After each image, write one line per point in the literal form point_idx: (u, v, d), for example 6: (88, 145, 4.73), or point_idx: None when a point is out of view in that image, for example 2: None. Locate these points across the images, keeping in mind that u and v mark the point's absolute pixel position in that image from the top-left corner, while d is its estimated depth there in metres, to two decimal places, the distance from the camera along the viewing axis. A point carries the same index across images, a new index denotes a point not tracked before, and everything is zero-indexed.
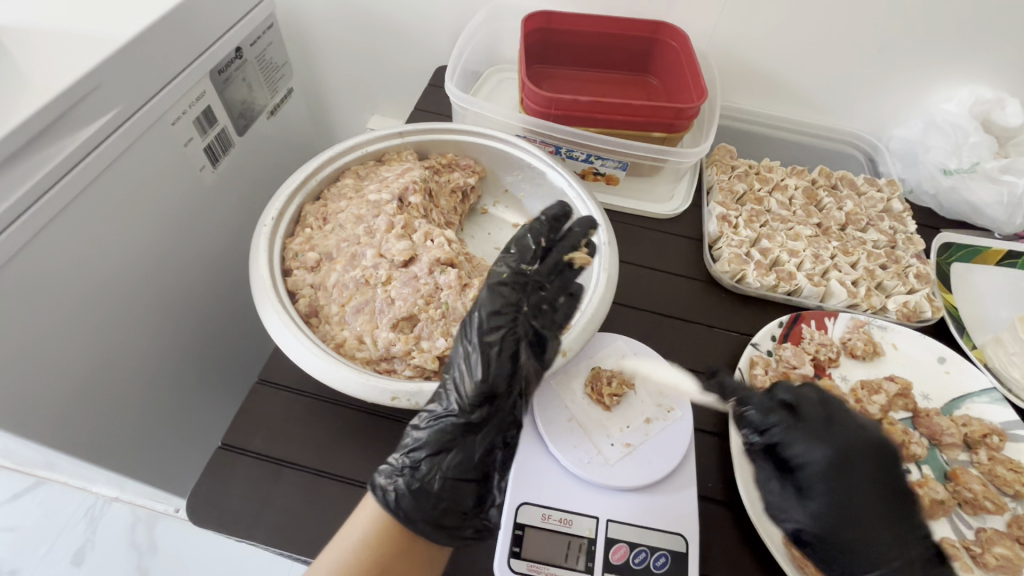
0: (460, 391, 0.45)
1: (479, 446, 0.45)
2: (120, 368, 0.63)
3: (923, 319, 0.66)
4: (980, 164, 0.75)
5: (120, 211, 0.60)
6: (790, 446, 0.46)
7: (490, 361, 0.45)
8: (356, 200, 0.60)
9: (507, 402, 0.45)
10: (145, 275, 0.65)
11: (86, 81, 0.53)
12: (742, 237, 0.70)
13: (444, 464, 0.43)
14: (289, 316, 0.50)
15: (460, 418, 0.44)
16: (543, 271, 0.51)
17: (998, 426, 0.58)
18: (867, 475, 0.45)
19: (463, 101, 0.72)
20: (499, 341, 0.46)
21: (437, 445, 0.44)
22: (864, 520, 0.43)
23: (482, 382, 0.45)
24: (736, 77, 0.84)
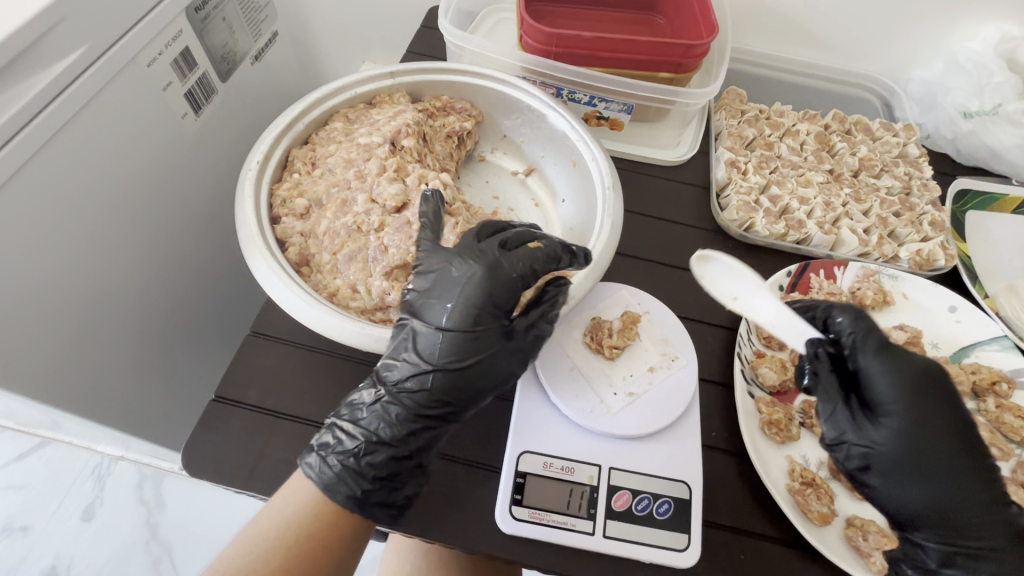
0: (393, 365, 0.43)
1: (402, 425, 0.42)
2: (102, 325, 0.60)
3: (936, 268, 0.64)
4: (1003, 106, 0.71)
5: (98, 156, 0.57)
6: (868, 367, 0.43)
7: (424, 343, 0.43)
8: (346, 143, 0.57)
9: (439, 387, 0.42)
10: (124, 227, 0.62)
11: (49, 11, 0.48)
12: (751, 184, 0.67)
13: (353, 443, 0.42)
14: (279, 265, 0.48)
15: (386, 393, 0.43)
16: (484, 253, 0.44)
17: (1007, 374, 0.57)
18: (941, 402, 0.42)
19: (458, 39, 0.68)
20: (452, 322, 0.42)
21: (367, 416, 0.42)
22: (937, 447, 0.42)
23: (416, 353, 0.43)
24: (748, 14, 0.79)
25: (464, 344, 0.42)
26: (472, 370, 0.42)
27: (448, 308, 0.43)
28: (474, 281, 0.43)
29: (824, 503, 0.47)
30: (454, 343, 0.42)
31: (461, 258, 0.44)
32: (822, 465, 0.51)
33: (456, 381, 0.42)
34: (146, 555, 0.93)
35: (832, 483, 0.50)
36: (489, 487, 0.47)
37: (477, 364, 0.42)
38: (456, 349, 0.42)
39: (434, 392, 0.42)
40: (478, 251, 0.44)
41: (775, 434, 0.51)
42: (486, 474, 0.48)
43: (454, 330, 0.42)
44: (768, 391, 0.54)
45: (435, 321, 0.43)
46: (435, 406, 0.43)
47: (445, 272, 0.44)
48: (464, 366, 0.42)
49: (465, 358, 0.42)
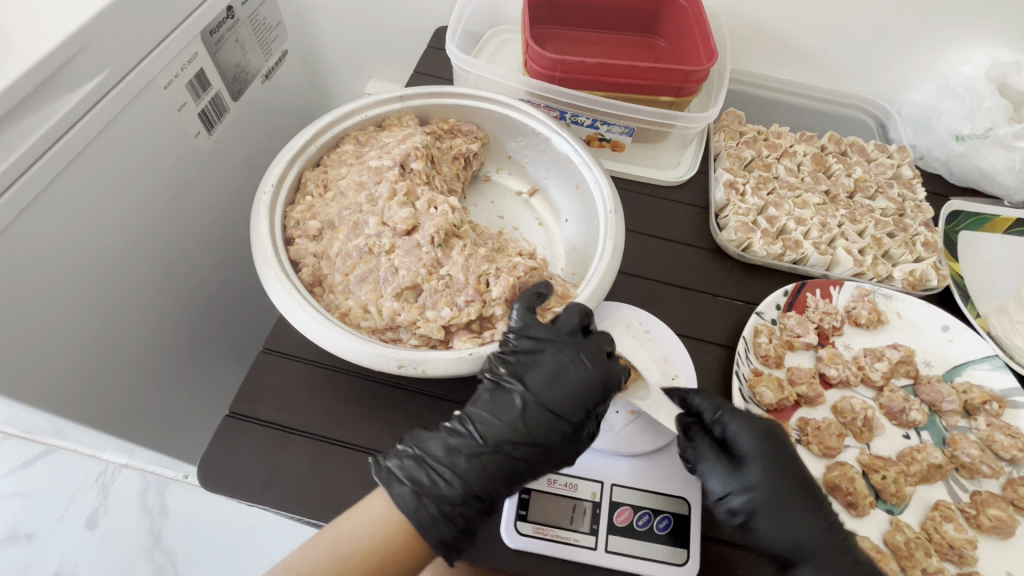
0: (487, 420, 0.45)
1: (486, 484, 0.43)
2: (113, 339, 0.62)
3: (928, 288, 0.66)
4: (994, 129, 0.73)
5: (116, 176, 0.59)
6: (721, 430, 0.47)
7: (530, 413, 0.45)
8: (356, 166, 0.59)
9: (530, 457, 0.44)
10: (137, 244, 0.63)
11: (74, 40, 0.51)
12: (749, 205, 0.69)
13: (429, 475, 0.42)
14: (293, 286, 0.49)
15: (480, 447, 0.44)
16: (589, 343, 0.48)
17: (997, 393, 0.58)
18: (792, 453, 0.47)
19: (465, 63, 0.70)
20: (552, 398, 0.45)
21: (446, 459, 0.43)
22: (785, 505, 0.45)
23: (514, 422, 0.44)
24: (747, 38, 0.81)
25: (549, 422, 0.45)
26: (554, 447, 0.45)
27: (548, 387, 0.46)
28: (578, 368, 0.46)
29: None
30: (546, 418, 0.45)
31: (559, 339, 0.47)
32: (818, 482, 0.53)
33: (541, 450, 0.44)
34: (149, 563, 0.94)
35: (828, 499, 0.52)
36: None
37: (557, 441, 0.45)
38: (555, 426, 0.45)
39: (524, 462, 0.44)
40: (579, 340, 0.48)
41: None
42: None
43: (548, 408, 0.45)
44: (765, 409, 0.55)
45: (531, 393, 0.45)
46: (513, 466, 0.44)
47: (557, 350, 0.47)
48: (549, 441, 0.44)
49: (550, 435, 0.44)
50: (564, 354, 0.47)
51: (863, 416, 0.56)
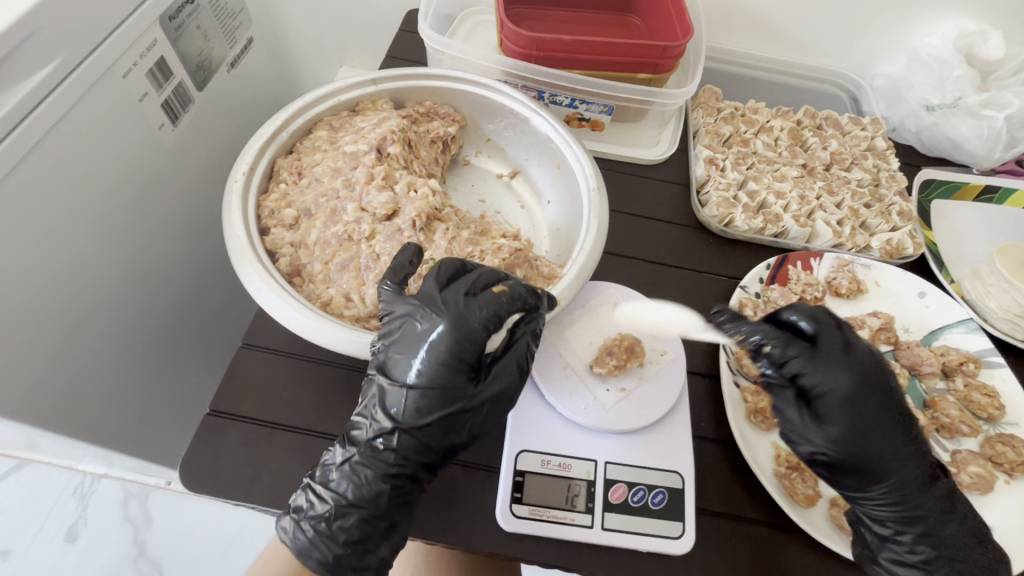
0: (364, 423, 0.44)
1: (385, 491, 0.43)
2: (80, 344, 0.59)
3: (905, 256, 0.67)
4: (962, 99, 0.75)
5: (75, 168, 0.56)
6: (809, 376, 0.44)
7: (409, 407, 0.43)
8: (331, 151, 0.57)
9: (428, 444, 0.43)
10: (100, 243, 0.60)
11: (24, 25, 0.48)
12: (730, 180, 0.69)
13: (330, 503, 0.43)
14: (272, 276, 0.48)
15: (365, 456, 0.43)
16: (462, 306, 0.43)
17: (974, 354, 0.60)
18: (877, 404, 0.44)
19: (439, 43, 0.69)
20: (418, 383, 0.43)
21: (343, 485, 0.43)
22: (877, 436, 0.44)
23: (396, 417, 0.43)
24: (722, 16, 0.81)
25: (430, 403, 0.43)
26: (441, 430, 0.43)
27: (420, 365, 0.43)
28: (440, 338, 0.42)
29: (810, 485, 0.50)
30: (422, 403, 0.43)
31: (425, 312, 0.43)
32: None
33: (427, 440, 0.43)
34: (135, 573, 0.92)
35: None
36: (489, 487, 0.48)
37: (446, 420, 0.43)
38: (444, 413, 0.43)
39: (420, 454, 0.44)
40: (441, 300, 0.44)
41: (760, 422, 0.53)
42: (485, 473, 0.49)
43: (422, 388, 0.43)
44: (753, 380, 0.56)
45: (402, 382, 0.43)
46: (406, 465, 0.43)
47: (422, 322, 0.43)
48: (444, 424, 0.43)
49: (435, 416, 0.43)
50: (432, 327, 0.43)
51: None
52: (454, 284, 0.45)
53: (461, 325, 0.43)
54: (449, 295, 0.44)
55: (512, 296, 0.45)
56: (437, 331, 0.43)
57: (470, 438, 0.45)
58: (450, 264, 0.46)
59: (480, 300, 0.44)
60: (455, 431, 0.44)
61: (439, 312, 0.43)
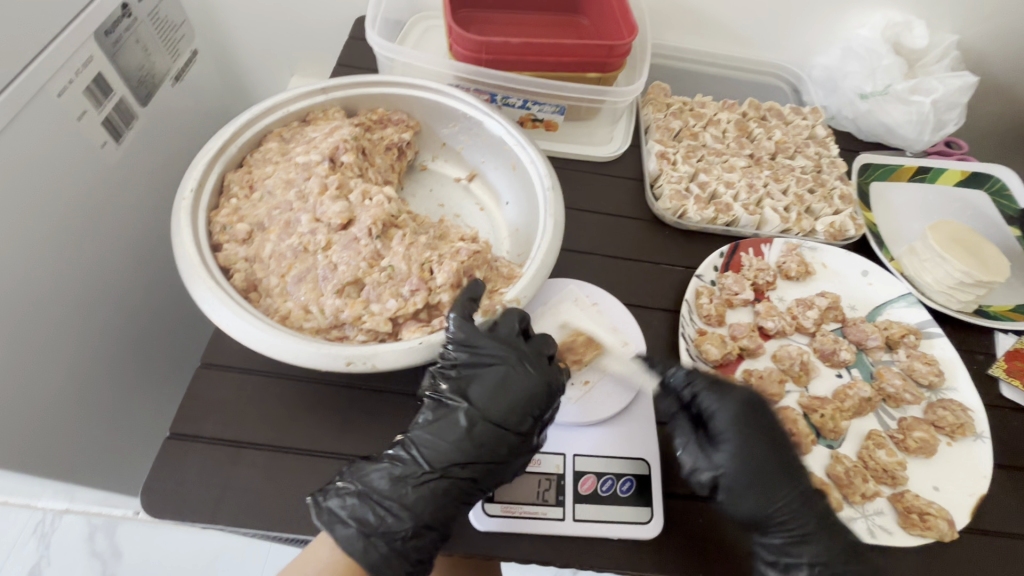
0: (442, 450, 0.45)
1: (456, 516, 0.45)
2: (28, 377, 0.56)
3: (848, 237, 0.70)
4: (892, 86, 0.79)
5: (10, 193, 0.53)
6: (706, 400, 0.49)
7: (498, 441, 0.45)
8: (283, 163, 0.56)
9: (497, 479, 0.46)
10: (43, 271, 0.58)
11: None
12: (681, 172, 0.71)
13: (399, 525, 0.43)
14: (227, 293, 0.47)
15: (443, 479, 0.44)
16: (552, 366, 0.48)
17: (914, 326, 0.64)
18: (762, 432, 0.49)
19: (388, 51, 0.69)
20: (502, 420, 0.46)
21: (416, 503, 0.43)
22: (760, 461, 0.47)
23: (483, 450, 0.45)
24: (665, 13, 0.84)
25: (512, 445, 0.45)
26: (514, 461, 0.46)
27: (512, 411, 0.46)
28: (536, 388, 0.46)
29: None
30: (501, 436, 0.45)
31: (526, 363, 0.47)
32: None
33: (505, 468, 0.46)
34: None
35: None
36: None
37: (520, 455, 0.46)
38: (523, 455, 0.46)
39: (492, 485, 0.46)
40: (528, 348, 0.48)
41: None
42: None
43: (511, 431, 0.45)
44: (712, 365, 0.58)
45: (488, 419, 0.46)
46: (478, 496, 0.45)
47: (514, 373, 0.47)
48: (516, 465, 0.46)
49: (512, 459, 0.46)
50: (529, 379, 0.46)
51: (800, 361, 0.59)
52: (537, 339, 0.49)
53: (556, 383, 0.47)
54: (539, 352, 0.48)
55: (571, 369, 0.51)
56: (535, 384, 0.46)
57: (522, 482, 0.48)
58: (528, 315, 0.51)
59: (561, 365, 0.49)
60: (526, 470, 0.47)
61: (537, 367, 0.47)
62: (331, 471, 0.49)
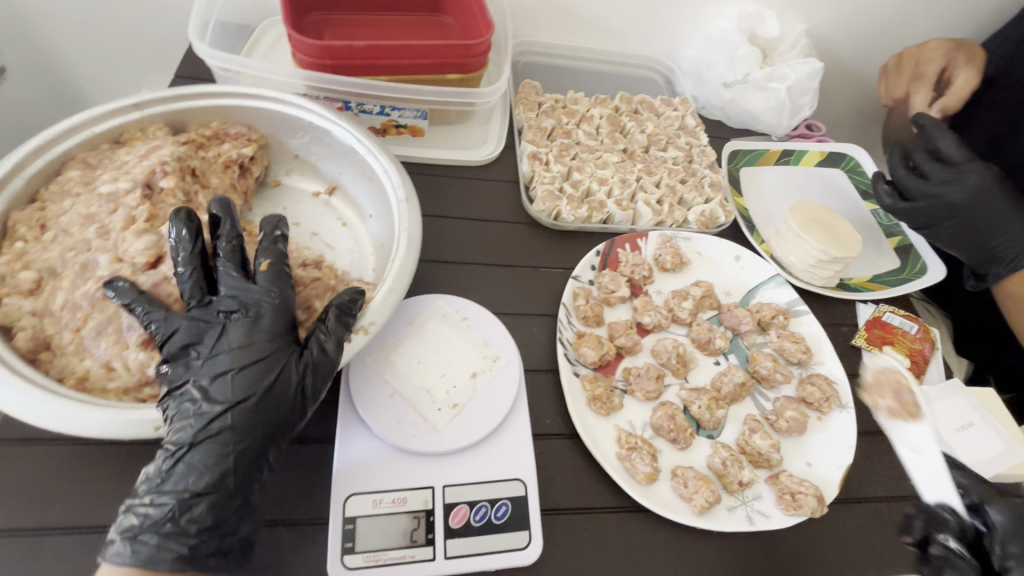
0: (183, 421, 0.39)
1: (228, 463, 0.39)
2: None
3: (720, 224, 0.72)
4: (750, 75, 0.82)
5: None
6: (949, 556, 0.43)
7: (230, 385, 0.40)
8: (85, 195, 0.49)
9: (258, 412, 0.40)
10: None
11: None
12: (554, 172, 0.70)
13: (188, 515, 0.37)
14: (5, 364, 0.39)
15: (195, 443, 0.39)
16: (246, 288, 0.44)
17: (784, 306, 0.66)
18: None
19: (225, 62, 0.62)
20: (222, 368, 0.41)
21: (178, 482, 0.38)
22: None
23: (221, 401, 0.40)
24: (531, 11, 0.82)
25: (245, 383, 0.40)
26: (270, 398, 0.41)
27: (223, 355, 0.41)
28: (241, 322, 0.42)
29: (649, 461, 0.51)
30: (242, 382, 0.40)
31: (219, 309, 0.43)
32: (646, 426, 0.55)
33: (268, 407, 0.40)
34: None
35: (656, 440, 0.54)
36: (318, 544, 0.43)
37: (268, 395, 0.41)
38: (271, 383, 0.41)
39: (258, 420, 0.40)
40: (241, 292, 0.43)
41: (599, 407, 0.54)
42: (313, 527, 0.44)
43: (236, 370, 0.41)
44: (591, 368, 0.57)
45: (209, 375, 0.40)
46: (242, 440, 0.39)
47: (214, 320, 0.42)
48: (269, 390, 0.41)
49: (259, 390, 0.40)
50: (228, 316, 0.42)
51: (677, 354, 0.59)
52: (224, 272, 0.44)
53: (256, 305, 0.43)
54: (224, 286, 0.44)
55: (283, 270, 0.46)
56: (234, 314, 0.42)
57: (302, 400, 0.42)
58: (233, 258, 0.45)
59: (264, 278, 0.45)
60: (288, 387, 0.41)
61: (229, 296, 0.43)
62: None
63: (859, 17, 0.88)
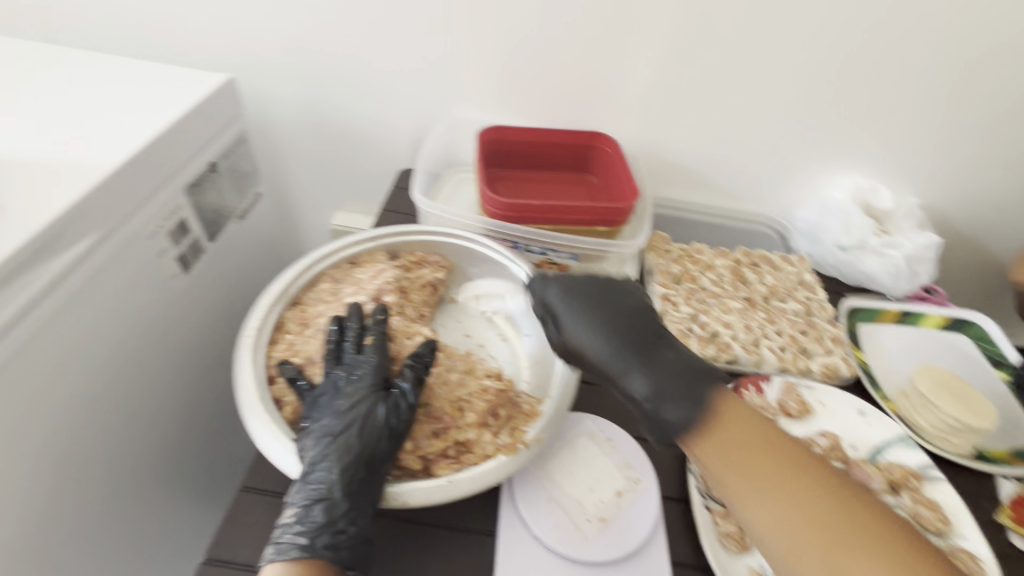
0: (307, 446, 0.52)
1: (337, 479, 0.49)
2: (62, 489, 0.64)
3: (843, 378, 0.76)
4: (867, 241, 0.90)
5: (87, 322, 0.64)
6: None
7: (339, 417, 0.53)
8: (335, 303, 0.65)
9: (358, 439, 0.51)
10: (105, 380, 0.68)
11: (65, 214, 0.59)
12: (683, 313, 0.79)
13: (309, 517, 0.48)
14: (279, 428, 0.53)
15: (315, 462, 0.50)
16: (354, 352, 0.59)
17: (916, 469, 0.66)
18: None
19: (427, 206, 0.82)
20: (335, 406, 0.54)
21: (306, 492, 0.49)
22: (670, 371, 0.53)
23: (331, 428, 0.52)
24: (662, 174, 0.99)
25: (349, 415, 0.53)
26: (365, 427, 0.52)
27: (338, 397, 0.55)
28: (349, 375, 0.56)
29: None
30: (346, 416, 0.53)
31: (337, 367, 0.57)
32: None
33: (364, 433, 0.52)
34: None
35: None
36: None
37: (362, 425, 0.52)
38: (366, 417, 0.53)
39: (356, 447, 0.51)
40: (352, 356, 0.58)
41: (733, 544, 0.57)
42: None
43: (344, 407, 0.53)
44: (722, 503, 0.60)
45: (330, 410, 0.54)
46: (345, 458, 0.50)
47: (332, 373, 0.57)
48: (364, 422, 0.52)
49: (355, 421, 0.52)
50: (340, 370, 0.57)
51: None
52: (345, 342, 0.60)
53: (360, 362, 0.57)
54: (341, 351, 0.59)
55: (380, 334, 0.60)
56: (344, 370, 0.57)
57: (390, 435, 0.53)
58: (349, 330, 0.61)
59: (365, 344, 0.59)
60: (375, 420, 0.53)
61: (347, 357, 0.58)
62: None
63: (973, 195, 0.95)
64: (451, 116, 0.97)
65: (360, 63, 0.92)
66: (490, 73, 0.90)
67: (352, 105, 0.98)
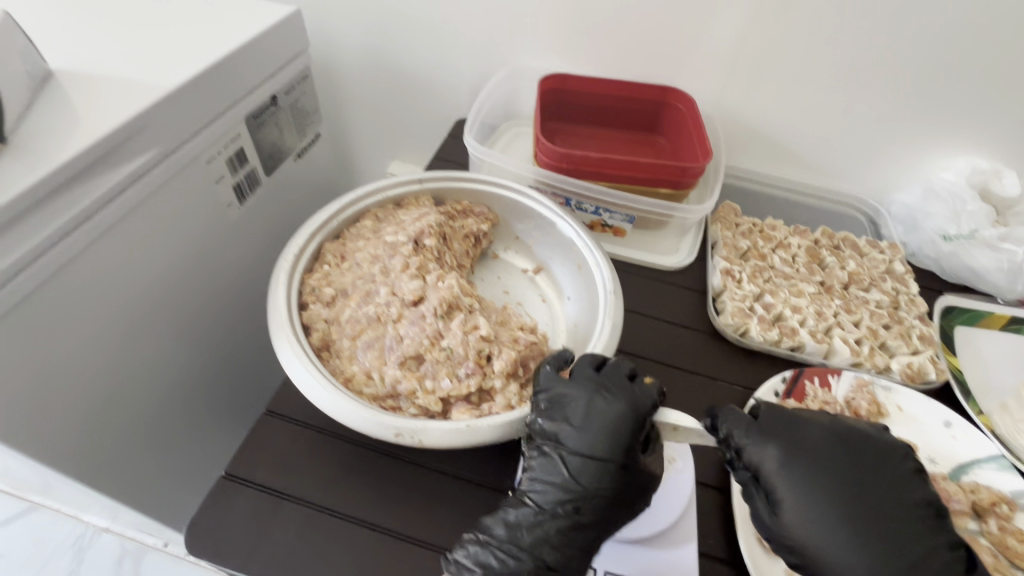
0: (546, 488, 0.46)
1: (570, 529, 0.45)
2: (115, 394, 0.68)
3: (928, 381, 0.66)
4: (978, 231, 0.77)
5: (139, 238, 0.66)
6: None
7: (602, 463, 0.45)
8: (373, 241, 0.63)
9: (611, 498, 0.45)
10: (155, 298, 0.71)
11: (125, 128, 0.60)
12: (746, 291, 0.72)
13: (524, 553, 0.44)
14: (302, 350, 0.52)
15: (555, 509, 0.45)
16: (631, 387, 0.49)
17: (1007, 495, 0.56)
18: None
19: (479, 152, 0.79)
20: (597, 450, 0.46)
21: (534, 531, 0.44)
22: (837, 513, 0.45)
23: (587, 472, 0.45)
24: (739, 139, 0.90)
25: (614, 472, 0.45)
26: (623, 492, 0.46)
27: (593, 438, 0.46)
28: (619, 414, 0.46)
29: None
30: (601, 468, 0.45)
31: (601, 395, 0.47)
32: None
33: (619, 496, 0.45)
34: None
35: None
36: None
37: (624, 486, 0.46)
38: (623, 474, 0.45)
39: (618, 502, 0.45)
40: (604, 387, 0.49)
41: (773, 545, 0.51)
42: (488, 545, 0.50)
43: (600, 453, 0.46)
44: None
45: (582, 445, 0.46)
46: (595, 516, 0.45)
47: (576, 393, 0.48)
48: (632, 481, 0.46)
49: (612, 478, 0.45)
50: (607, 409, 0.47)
51: None
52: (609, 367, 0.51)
53: (635, 399, 0.48)
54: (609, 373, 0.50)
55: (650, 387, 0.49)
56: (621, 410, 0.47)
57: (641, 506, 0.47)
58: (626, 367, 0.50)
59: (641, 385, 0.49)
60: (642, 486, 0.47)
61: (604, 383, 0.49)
62: (376, 544, 0.49)
63: None
64: (516, 62, 0.92)
65: (423, 1, 0.88)
66: (560, 18, 0.84)
67: (414, 49, 0.95)
